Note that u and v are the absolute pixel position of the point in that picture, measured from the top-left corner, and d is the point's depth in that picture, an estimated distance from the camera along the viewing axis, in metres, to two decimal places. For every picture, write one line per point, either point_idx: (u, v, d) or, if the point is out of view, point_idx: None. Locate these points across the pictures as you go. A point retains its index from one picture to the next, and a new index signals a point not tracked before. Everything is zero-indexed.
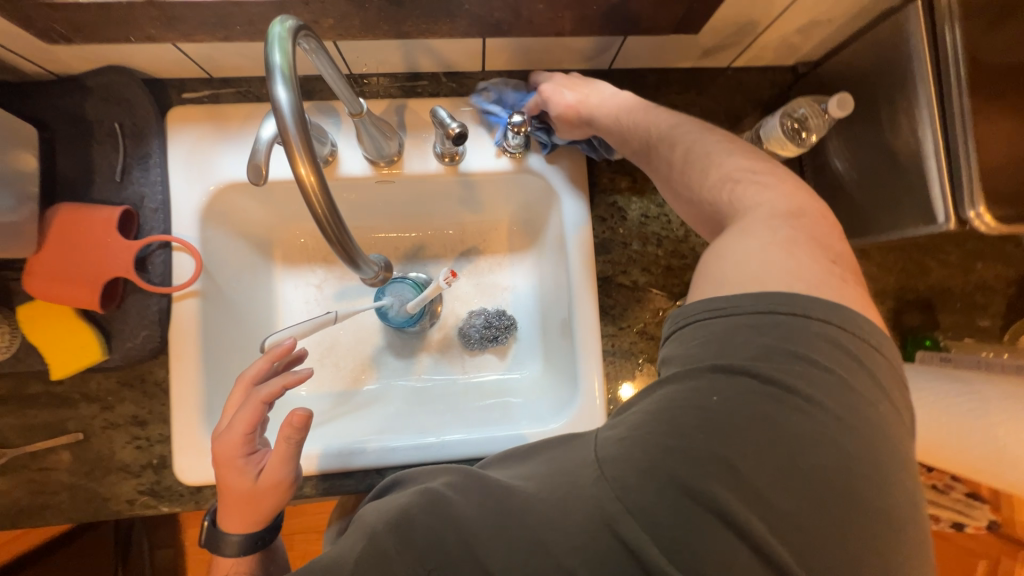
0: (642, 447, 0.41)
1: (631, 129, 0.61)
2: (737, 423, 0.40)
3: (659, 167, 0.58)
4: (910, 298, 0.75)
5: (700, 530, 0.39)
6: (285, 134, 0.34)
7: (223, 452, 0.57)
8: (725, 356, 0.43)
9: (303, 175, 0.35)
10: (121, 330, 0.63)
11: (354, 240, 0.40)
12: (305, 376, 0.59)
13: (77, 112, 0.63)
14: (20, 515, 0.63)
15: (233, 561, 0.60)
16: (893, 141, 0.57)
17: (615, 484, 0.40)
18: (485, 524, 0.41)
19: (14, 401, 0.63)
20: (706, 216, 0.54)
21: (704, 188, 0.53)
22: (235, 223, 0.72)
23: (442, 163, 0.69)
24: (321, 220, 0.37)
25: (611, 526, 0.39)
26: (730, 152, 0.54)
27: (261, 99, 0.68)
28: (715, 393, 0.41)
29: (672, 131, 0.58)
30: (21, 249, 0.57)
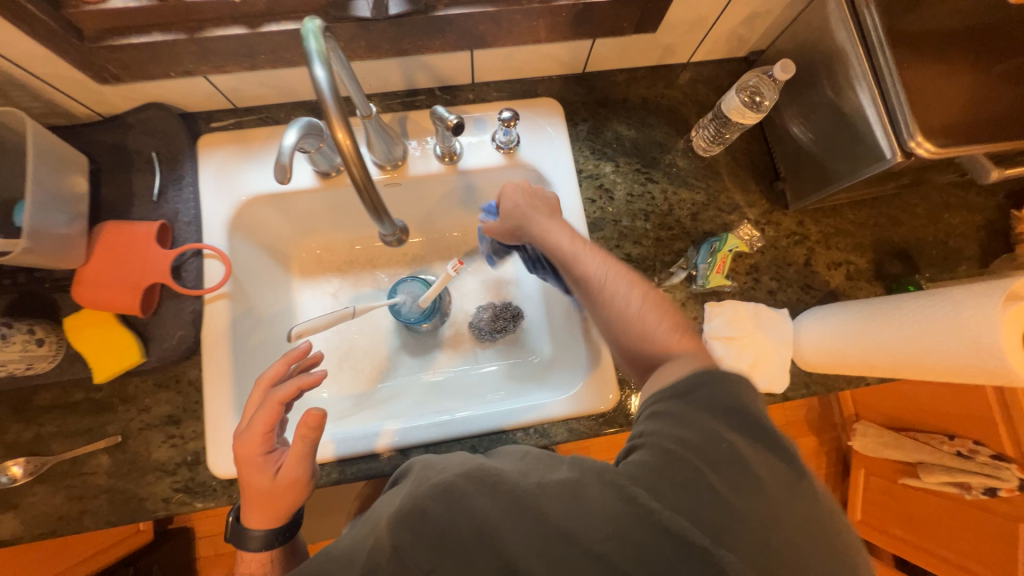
0: (653, 470, 0.45)
1: (577, 265, 0.64)
2: (733, 454, 0.45)
3: (601, 308, 0.62)
4: (889, 249, 0.80)
5: (722, 525, 0.42)
6: (325, 104, 0.43)
7: (244, 450, 0.58)
8: (702, 414, 0.48)
9: (341, 139, 0.44)
10: (157, 333, 0.68)
11: (380, 195, 0.50)
12: (319, 380, 0.61)
13: (120, 145, 0.72)
14: (59, 522, 0.65)
15: (255, 558, 0.59)
16: (839, 99, 0.65)
17: (641, 488, 0.43)
18: (520, 521, 0.42)
19: (57, 409, 0.67)
20: (632, 353, 0.59)
21: (641, 333, 0.59)
22: (259, 234, 0.79)
23: (442, 163, 0.77)
24: (355, 175, 0.47)
25: (647, 517, 0.42)
26: (663, 304, 0.61)
27: (280, 122, 0.77)
28: (724, 439, 0.46)
29: (613, 275, 0.62)
30: (72, 261, 0.63)
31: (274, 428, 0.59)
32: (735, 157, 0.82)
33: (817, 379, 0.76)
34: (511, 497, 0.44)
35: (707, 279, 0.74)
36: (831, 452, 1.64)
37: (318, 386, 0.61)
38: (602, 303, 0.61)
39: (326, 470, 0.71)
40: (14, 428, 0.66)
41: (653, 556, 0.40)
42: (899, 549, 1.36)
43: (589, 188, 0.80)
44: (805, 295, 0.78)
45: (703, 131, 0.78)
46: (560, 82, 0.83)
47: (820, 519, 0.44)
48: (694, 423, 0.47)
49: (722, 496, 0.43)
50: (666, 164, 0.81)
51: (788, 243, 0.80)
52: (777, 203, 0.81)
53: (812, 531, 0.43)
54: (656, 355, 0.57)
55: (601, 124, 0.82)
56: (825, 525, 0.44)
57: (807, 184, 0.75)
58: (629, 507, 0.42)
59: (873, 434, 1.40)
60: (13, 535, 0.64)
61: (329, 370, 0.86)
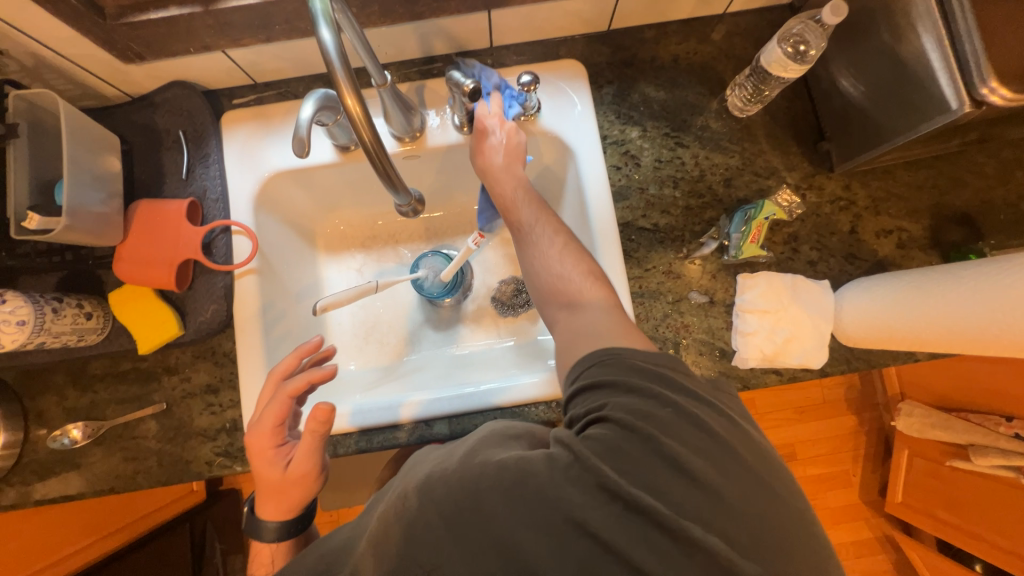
0: (604, 442, 0.44)
1: (513, 211, 0.69)
2: (674, 416, 0.45)
3: (528, 249, 0.66)
4: (948, 213, 0.73)
5: (683, 493, 0.41)
6: (334, 72, 0.42)
7: (258, 443, 0.61)
8: (628, 378, 0.48)
9: (350, 106, 0.43)
10: (192, 308, 0.71)
11: (393, 162, 0.49)
12: (330, 375, 0.62)
13: (149, 124, 0.73)
14: (116, 481, 0.70)
15: (270, 548, 0.63)
16: (896, 43, 0.58)
17: (600, 458, 0.43)
18: (509, 506, 0.41)
19: (108, 377, 0.72)
20: (549, 293, 0.62)
21: (557, 277, 0.62)
22: (284, 210, 0.81)
23: (461, 133, 0.75)
24: (367, 145, 0.46)
25: (610, 488, 0.41)
26: (584, 253, 0.64)
27: (299, 97, 0.77)
28: (664, 405, 0.46)
29: (544, 223, 0.66)
30: (111, 239, 0.66)
31: (285, 421, 0.62)
32: (775, 117, 0.76)
33: (859, 355, 0.71)
34: (508, 485, 0.42)
35: (741, 250, 0.70)
36: (873, 432, 1.57)
37: (329, 381, 0.62)
38: (528, 245, 0.66)
39: (353, 437, 0.74)
40: (72, 395, 0.71)
41: (630, 529, 0.40)
42: (948, 535, 1.29)
43: (613, 155, 0.76)
44: (849, 266, 0.73)
45: (740, 89, 0.73)
46: (584, 42, 0.78)
47: (786, 492, 0.44)
48: (629, 392, 0.47)
49: (670, 459, 0.42)
50: (698, 127, 0.76)
51: (832, 210, 0.74)
52: (821, 165, 0.75)
53: (782, 507, 0.43)
54: (568, 299, 0.60)
55: (627, 86, 0.77)
56: (796, 504, 0.44)
57: (855, 144, 0.69)
58: (594, 478, 0.41)
59: (919, 414, 1.33)
60: (78, 490, 0.70)
61: (355, 343, 0.88)
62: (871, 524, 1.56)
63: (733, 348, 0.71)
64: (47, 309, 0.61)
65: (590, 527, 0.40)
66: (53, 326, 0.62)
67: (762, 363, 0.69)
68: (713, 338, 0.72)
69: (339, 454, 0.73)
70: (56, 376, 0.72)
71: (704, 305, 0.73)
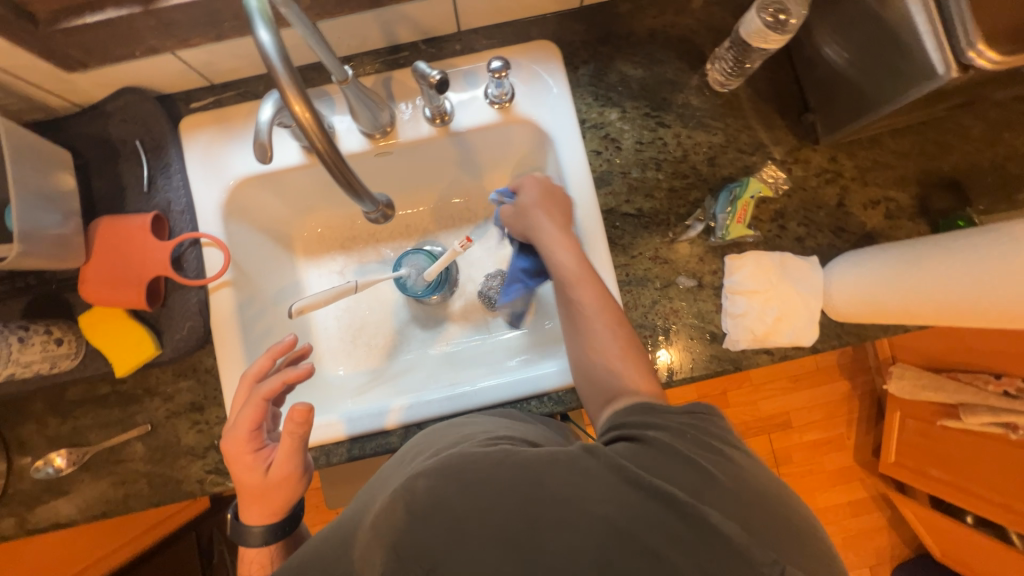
0: (631, 455, 0.44)
1: (574, 291, 0.62)
2: (682, 434, 0.46)
3: (579, 335, 0.61)
4: (935, 180, 0.71)
5: (705, 490, 0.41)
6: (273, 71, 0.39)
7: (235, 449, 0.60)
8: (661, 420, 0.49)
9: (299, 113, 0.41)
10: (168, 325, 0.69)
11: (353, 169, 0.47)
12: (305, 374, 0.61)
13: (102, 135, 0.70)
14: (107, 506, 0.69)
15: (258, 552, 0.62)
16: (879, 7, 0.55)
17: (631, 463, 0.43)
18: (537, 497, 0.40)
19: (88, 402, 0.70)
20: (593, 387, 0.58)
21: (609, 371, 0.57)
22: (255, 216, 0.78)
23: (434, 126, 0.72)
24: (323, 154, 0.43)
25: (637, 483, 0.41)
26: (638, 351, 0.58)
27: (260, 96, 0.73)
28: (692, 437, 0.46)
29: (602, 312, 0.60)
30: (73, 260, 0.63)
31: (261, 424, 0.61)
32: (759, 89, 0.73)
33: (850, 330, 0.70)
34: (524, 481, 0.41)
35: (728, 230, 0.69)
36: (865, 396, 1.60)
37: (305, 379, 0.61)
38: (583, 332, 0.60)
39: (347, 446, 0.73)
40: (53, 422, 0.69)
41: (654, 523, 0.39)
42: (937, 490, 1.34)
43: (593, 139, 0.73)
44: (837, 240, 0.71)
45: (720, 62, 0.70)
46: (555, 21, 0.74)
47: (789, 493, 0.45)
48: (645, 424, 0.48)
49: (677, 458, 0.44)
50: (678, 105, 0.73)
51: (819, 182, 0.72)
52: (806, 138, 0.73)
53: (775, 501, 0.42)
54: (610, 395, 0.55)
55: (604, 66, 0.74)
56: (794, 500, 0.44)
57: (840, 114, 0.67)
58: (617, 474, 0.42)
59: (910, 376, 1.35)
60: (70, 518, 0.69)
61: (343, 348, 0.86)
62: (865, 484, 1.60)
63: (724, 330, 0.70)
64: (13, 339, 0.59)
65: (616, 521, 0.39)
66: (22, 355, 0.60)
67: (754, 344, 0.69)
68: (703, 321, 0.71)
69: (332, 463, 0.72)
70: (34, 405, 0.70)
71: (692, 289, 0.71)
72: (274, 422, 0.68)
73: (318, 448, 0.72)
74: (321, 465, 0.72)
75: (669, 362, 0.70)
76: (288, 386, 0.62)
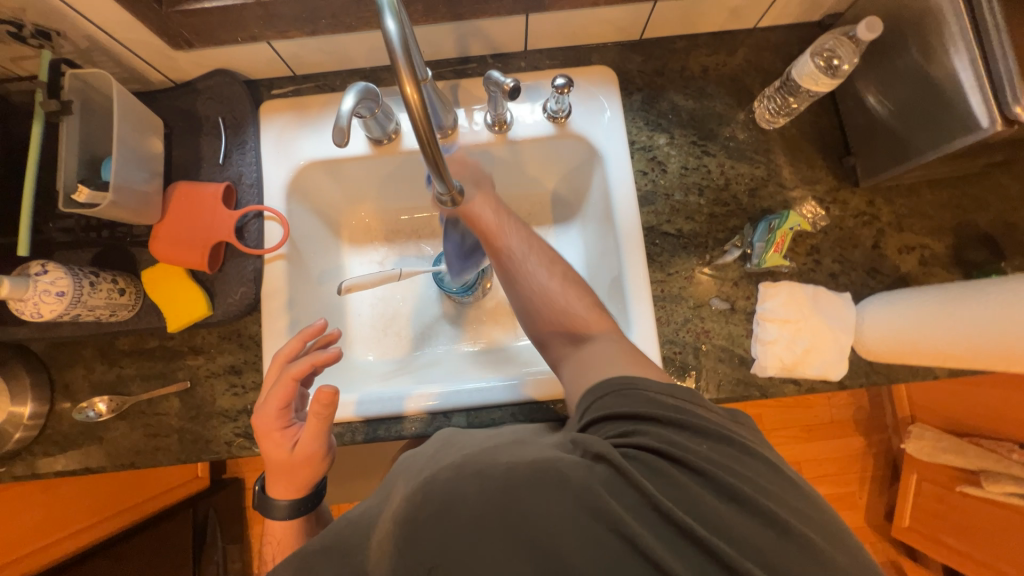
0: (647, 465, 0.45)
1: (499, 238, 0.69)
2: (673, 423, 0.49)
3: (521, 290, 0.69)
4: (970, 233, 0.73)
5: (723, 516, 0.43)
6: (395, 59, 0.42)
7: (264, 425, 0.63)
8: (653, 412, 0.50)
9: (409, 93, 0.42)
10: (221, 288, 0.73)
11: (442, 150, 0.48)
12: (334, 358, 0.65)
13: (189, 109, 0.76)
14: (137, 456, 0.71)
15: (283, 525, 0.64)
16: (927, 64, 0.59)
17: (644, 479, 0.44)
18: (552, 498, 0.42)
19: (135, 353, 0.73)
20: (556, 331, 0.66)
21: (566, 316, 0.66)
22: (313, 198, 0.83)
23: (492, 132, 0.77)
24: (420, 134, 0.45)
25: (649, 501, 0.42)
26: (577, 281, 0.69)
27: (336, 90, 0.79)
28: (702, 443, 0.48)
29: (531, 254, 0.69)
30: (149, 217, 0.68)
31: (289, 404, 0.63)
32: (803, 130, 0.77)
33: (879, 370, 0.71)
34: (542, 483, 0.43)
35: (763, 259, 0.71)
36: (880, 454, 1.56)
37: (332, 363, 0.64)
38: (521, 280, 0.68)
39: (372, 426, 0.74)
40: (99, 369, 0.73)
41: (678, 547, 0.40)
42: (953, 561, 1.29)
43: (640, 160, 0.77)
44: (870, 280, 0.73)
45: (767, 103, 0.75)
46: (615, 50, 0.80)
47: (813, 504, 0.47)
48: (637, 419, 0.49)
49: (679, 462, 0.46)
50: (724, 137, 0.77)
51: (856, 224, 0.74)
52: (845, 180, 0.76)
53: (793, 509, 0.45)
54: (573, 332, 0.65)
55: (656, 94, 0.79)
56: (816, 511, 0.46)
57: (882, 160, 0.70)
58: (639, 496, 0.42)
59: (930, 437, 1.33)
60: (99, 464, 0.71)
61: (374, 335, 0.89)
62: (876, 548, 1.54)
63: (753, 356, 0.71)
64: (85, 282, 0.63)
65: (639, 540, 0.39)
66: (89, 298, 0.63)
67: (781, 372, 0.70)
68: (732, 345, 0.72)
69: (356, 441, 0.74)
70: (84, 350, 0.73)
71: (725, 312, 0.73)
72: (302, 401, 0.70)
73: (344, 425, 0.74)
74: (346, 442, 0.74)
75: (696, 382, 0.71)
76: (315, 369, 0.64)
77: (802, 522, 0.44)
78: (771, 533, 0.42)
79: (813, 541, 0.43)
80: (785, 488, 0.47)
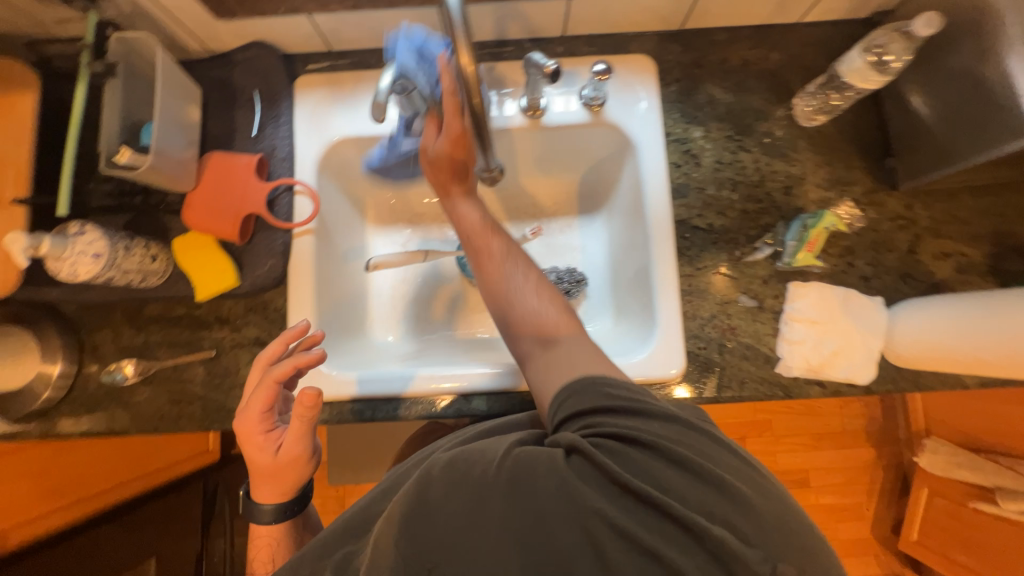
0: (613, 452, 0.44)
1: (480, 241, 0.67)
2: (628, 410, 0.48)
3: (494, 286, 0.65)
4: (1010, 243, 0.71)
5: (686, 489, 0.42)
6: (453, 32, 0.44)
7: (247, 429, 0.61)
8: (607, 402, 0.49)
9: (465, 65, 0.46)
10: (250, 261, 0.73)
11: (489, 127, 0.54)
12: (317, 360, 0.63)
13: (226, 80, 0.76)
14: (160, 421, 0.72)
15: (269, 529, 0.65)
16: (981, 66, 0.57)
17: (618, 466, 0.43)
18: (538, 490, 0.42)
19: (163, 320, 0.74)
20: (525, 337, 0.60)
21: (537, 317, 0.61)
22: (342, 176, 0.83)
23: (526, 117, 0.76)
24: (473, 105, 0.49)
25: (629, 488, 0.42)
26: (546, 284, 0.65)
27: (371, 67, 0.79)
28: (657, 424, 0.47)
29: (507, 252, 0.66)
30: (184, 185, 0.68)
31: (272, 406, 0.62)
32: (842, 129, 0.75)
33: (907, 377, 0.70)
34: (522, 477, 0.43)
35: (795, 257, 0.70)
36: (890, 467, 1.54)
37: (317, 365, 0.63)
38: (494, 275, 0.65)
39: (394, 403, 0.74)
40: (127, 334, 0.74)
41: (667, 536, 0.40)
42: None
43: (674, 152, 0.76)
44: (904, 285, 0.72)
45: (807, 100, 0.74)
46: (654, 39, 0.78)
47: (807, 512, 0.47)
48: (593, 413, 0.49)
49: (639, 444, 0.45)
50: (761, 133, 0.76)
51: (892, 227, 0.73)
52: (884, 182, 0.74)
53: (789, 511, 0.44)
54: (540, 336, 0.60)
55: (694, 86, 0.78)
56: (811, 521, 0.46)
57: (922, 163, 0.68)
58: (623, 487, 0.42)
59: (946, 452, 1.32)
60: (123, 427, 0.72)
61: (395, 316, 0.89)
62: (880, 560, 1.53)
63: (778, 355, 0.70)
64: (119, 245, 0.63)
65: (626, 528, 0.40)
66: (123, 262, 0.64)
67: (806, 373, 0.69)
68: (758, 343, 0.71)
69: (377, 418, 0.73)
70: (113, 314, 0.74)
71: (752, 310, 0.72)
72: (285, 403, 0.69)
73: (364, 402, 0.73)
74: (367, 419, 0.73)
75: (720, 379, 0.70)
76: (299, 370, 0.63)
77: (804, 523, 0.44)
78: (763, 522, 0.42)
79: (818, 550, 0.43)
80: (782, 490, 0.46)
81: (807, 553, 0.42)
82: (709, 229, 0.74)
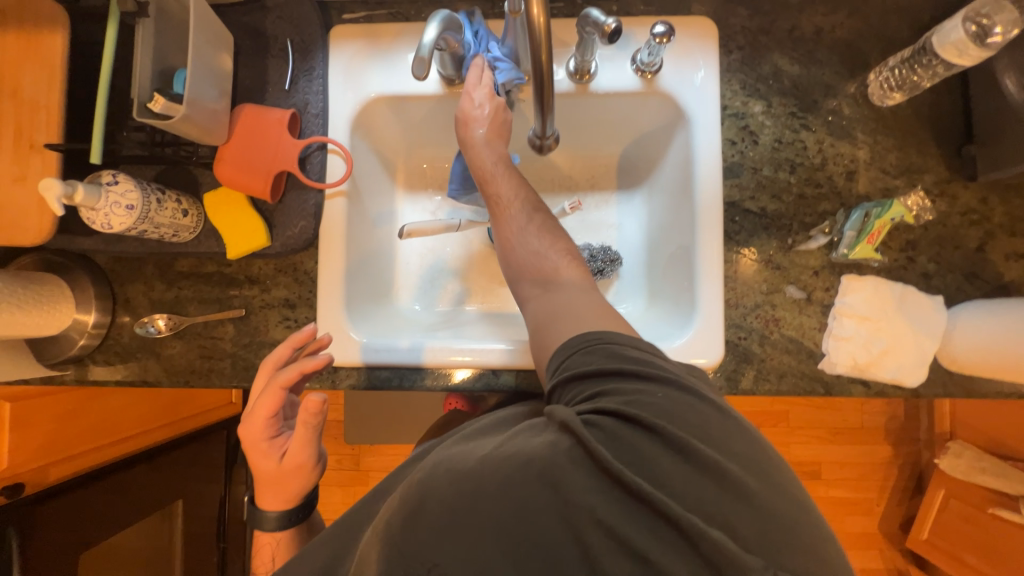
0: (614, 434, 0.42)
1: (494, 184, 0.71)
2: (632, 375, 0.48)
3: (503, 227, 0.71)
4: None
5: (682, 482, 0.40)
6: None
7: (253, 436, 0.63)
8: (609, 366, 0.49)
9: (534, 13, 0.44)
10: (281, 221, 0.71)
11: (552, 97, 0.54)
12: (322, 364, 0.63)
13: (256, 27, 0.71)
14: (191, 375, 0.73)
15: (272, 537, 0.65)
16: None
17: (619, 458, 0.41)
18: (533, 493, 0.39)
19: (194, 276, 0.74)
20: (529, 274, 0.67)
21: (540, 259, 0.67)
22: (375, 136, 0.80)
23: (573, 82, 0.71)
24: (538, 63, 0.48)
25: (632, 489, 0.39)
26: (558, 231, 0.70)
27: (410, 20, 0.74)
28: (659, 391, 0.46)
29: (520, 197, 0.71)
30: (215, 138, 0.66)
31: (277, 413, 0.64)
32: (919, 111, 0.69)
33: (959, 381, 0.66)
34: (517, 479, 0.40)
35: (853, 248, 0.66)
36: (906, 466, 1.52)
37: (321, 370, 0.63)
38: (504, 216, 0.71)
39: (420, 372, 0.73)
40: (159, 288, 0.73)
41: (672, 547, 0.37)
42: None
43: (731, 128, 0.71)
44: (967, 285, 0.67)
45: (886, 75, 0.67)
46: (719, 0, 0.71)
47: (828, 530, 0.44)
48: (598, 378, 0.49)
49: (638, 423, 0.43)
50: (828, 111, 0.70)
51: (962, 222, 0.68)
52: (959, 172, 0.68)
53: (806, 522, 0.42)
54: (546, 279, 0.66)
55: (758, 55, 0.71)
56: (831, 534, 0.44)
57: (1006, 154, 0.62)
58: (626, 489, 0.39)
59: (970, 456, 1.29)
60: (156, 379, 0.73)
61: (422, 285, 0.87)
62: (884, 555, 1.54)
63: (823, 350, 0.67)
64: (152, 197, 0.62)
65: (628, 539, 0.37)
66: (155, 215, 0.63)
67: (851, 372, 0.66)
68: (802, 338, 0.68)
69: (404, 387, 0.73)
70: (145, 267, 0.74)
71: (800, 302, 0.68)
72: (293, 408, 0.70)
73: (392, 370, 0.73)
74: (395, 387, 0.73)
75: (757, 371, 0.68)
76: (304, 376, 0.64)
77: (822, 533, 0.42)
78: (773, 528, 0.39)
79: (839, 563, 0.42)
80: (802, 499, 0.44)
81: (807, 548, 0.40)
82: (760, 214, 0.70)
